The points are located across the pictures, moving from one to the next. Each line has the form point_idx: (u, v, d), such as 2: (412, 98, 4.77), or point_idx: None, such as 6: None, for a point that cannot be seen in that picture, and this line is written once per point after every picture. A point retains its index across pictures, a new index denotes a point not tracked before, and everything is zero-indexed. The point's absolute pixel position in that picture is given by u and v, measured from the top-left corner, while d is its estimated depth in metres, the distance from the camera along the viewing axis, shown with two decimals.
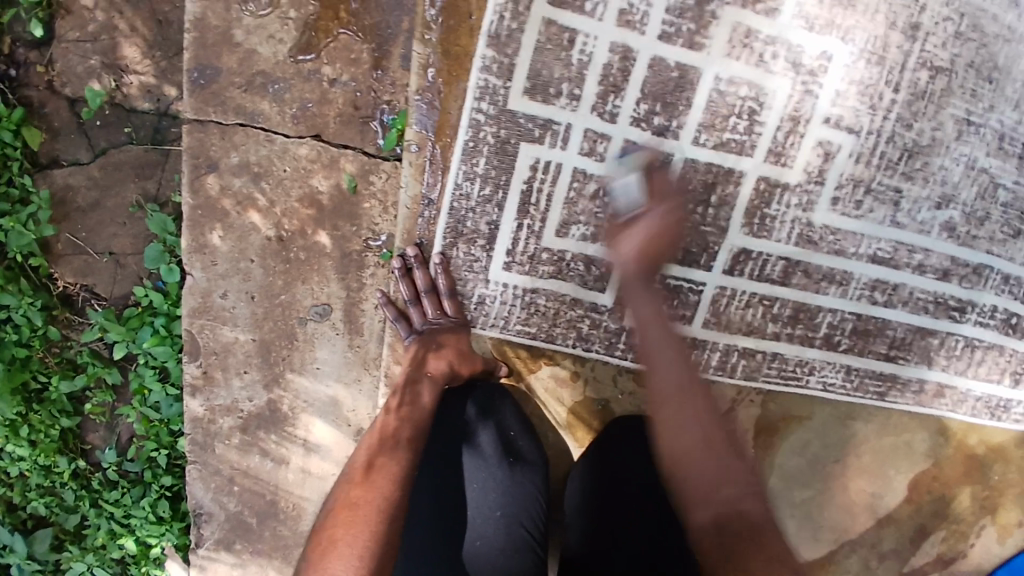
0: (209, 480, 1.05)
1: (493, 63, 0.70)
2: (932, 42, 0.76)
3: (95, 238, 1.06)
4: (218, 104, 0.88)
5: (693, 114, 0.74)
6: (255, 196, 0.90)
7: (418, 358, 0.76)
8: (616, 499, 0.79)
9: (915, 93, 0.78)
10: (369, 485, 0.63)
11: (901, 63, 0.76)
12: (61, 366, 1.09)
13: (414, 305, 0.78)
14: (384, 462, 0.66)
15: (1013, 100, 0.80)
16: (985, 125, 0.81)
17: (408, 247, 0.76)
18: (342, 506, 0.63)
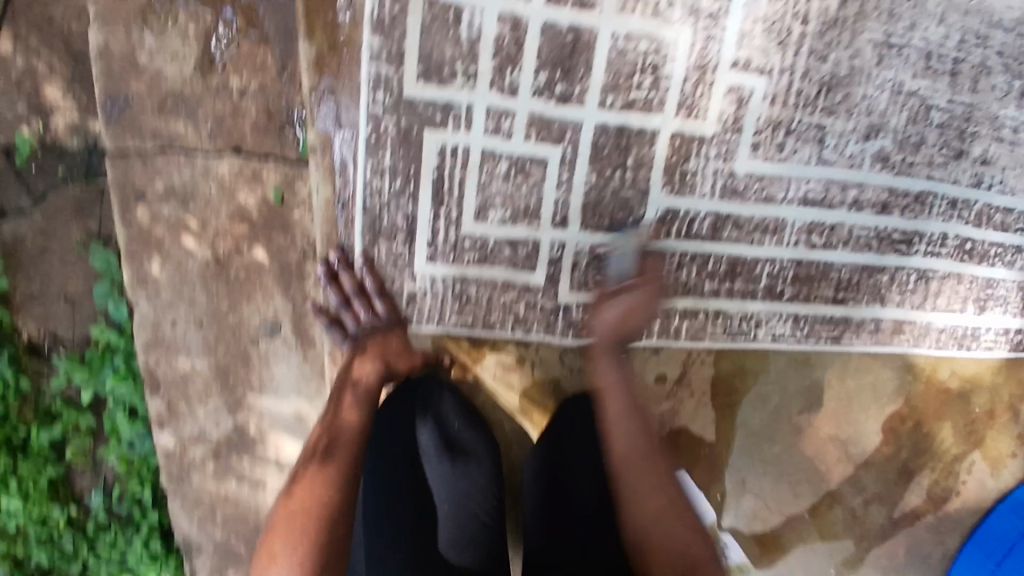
0: (192, 511, 1.06)
1: (382, 52, 0.69)
2: None
3: (48, 284, 1.06)
4: (135, 132, 0.88)
5: (595, 78, 0.72)
6: (186, 220, 0.91)
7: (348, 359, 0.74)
8: (572, 484, 0.76)
9: (826, 22, 0.75)
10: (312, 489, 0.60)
11: None
12: (38, 417, 1.10)
13: (346, 309, 0.77)
14: (328, 462, 0.63)
15: (936, 15, 0.77)
16: (908, 46, 0.77)
17: (330, 252, 0.76)
18: (286, 512, 0.60)
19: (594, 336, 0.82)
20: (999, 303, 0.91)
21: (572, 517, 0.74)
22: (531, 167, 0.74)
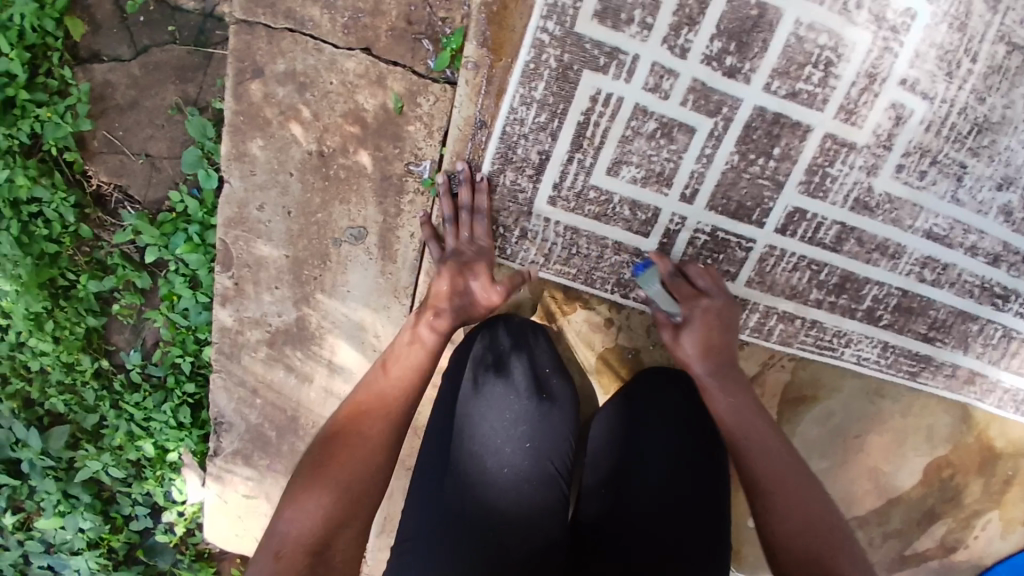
0: (232, 391, 1.08)
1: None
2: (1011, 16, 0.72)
3: (131, 139, 1.04)
4: (267, 6, 0.85)
5: (767, 60, 0.70)
6: (299, 107, 0.89)
7: (456, 287, 0.73)
8: (647, 456, 0.77)
9: (991, 67, 0.73)
10: (350, 442, 0.66)
11: (980, 33, 0.72)
12: (90, 266, 1.10)
13: (451, 225, 0.76)
14: (371, 414, 0.68)
15: None
16: None
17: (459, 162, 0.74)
18: (324, 456, 0.66)
19: None
20: None
21: (636, 489, 0.75)
22: (677, 134, 0.72)
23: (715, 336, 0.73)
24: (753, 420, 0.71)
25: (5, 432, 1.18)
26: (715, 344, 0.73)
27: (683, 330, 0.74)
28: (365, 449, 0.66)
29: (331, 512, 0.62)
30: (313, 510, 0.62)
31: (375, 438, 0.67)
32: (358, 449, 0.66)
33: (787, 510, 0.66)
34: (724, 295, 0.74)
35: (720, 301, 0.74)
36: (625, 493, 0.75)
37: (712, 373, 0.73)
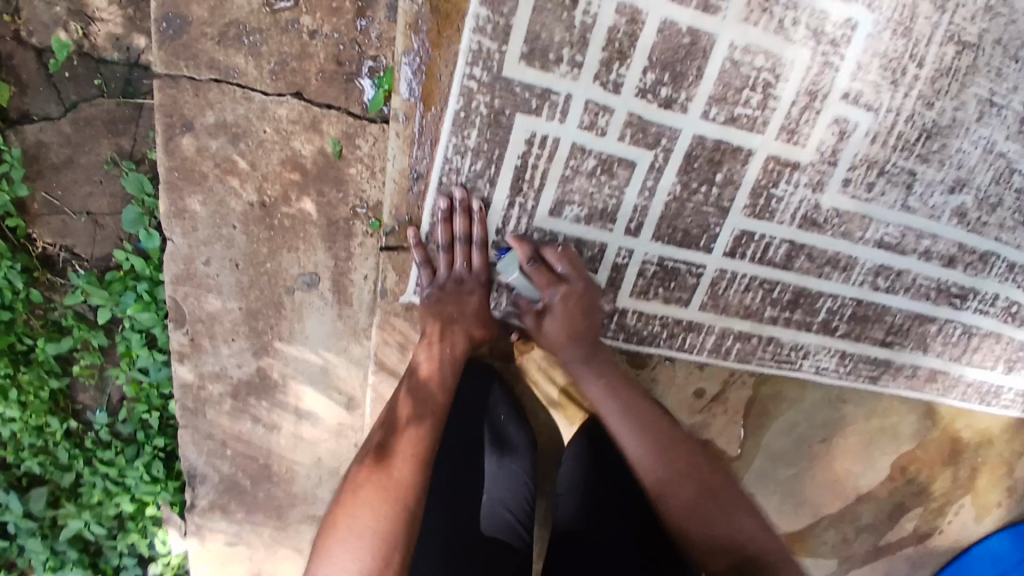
0: (201, 444, 1.06)
1: (489, 24, 0.63)
2: (960, 14, 0.69)
3: (70, 197, 1.00)
4: (190, 57, 0.80)
5: (702, 88, 0.68)
6: (234, 158, 0.85)
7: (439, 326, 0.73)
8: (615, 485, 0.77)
9: (940, 70, 0.71)
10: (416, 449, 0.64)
11: (928, 35, 0.70)
12: (46, 329, 1.07)
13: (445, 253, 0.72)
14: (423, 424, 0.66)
15: None
16: (1007, 107, 0.75)
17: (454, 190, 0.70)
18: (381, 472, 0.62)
19: (646, 345, 0.81)
20: None
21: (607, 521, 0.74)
22: (618, 169, 0.71)
23: (583, 304, 0.72)
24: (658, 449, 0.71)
25: None
26: (580, 325, 0.73)
27: (546, 314, 0.73)
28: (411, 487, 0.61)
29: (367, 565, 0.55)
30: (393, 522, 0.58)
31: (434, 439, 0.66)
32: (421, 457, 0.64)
33: (704, 521, 0.66)
34: (580, 278, 0.72)
35: (579, 285, 0.72)
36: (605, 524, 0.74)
37: (575, 349, 0.74)
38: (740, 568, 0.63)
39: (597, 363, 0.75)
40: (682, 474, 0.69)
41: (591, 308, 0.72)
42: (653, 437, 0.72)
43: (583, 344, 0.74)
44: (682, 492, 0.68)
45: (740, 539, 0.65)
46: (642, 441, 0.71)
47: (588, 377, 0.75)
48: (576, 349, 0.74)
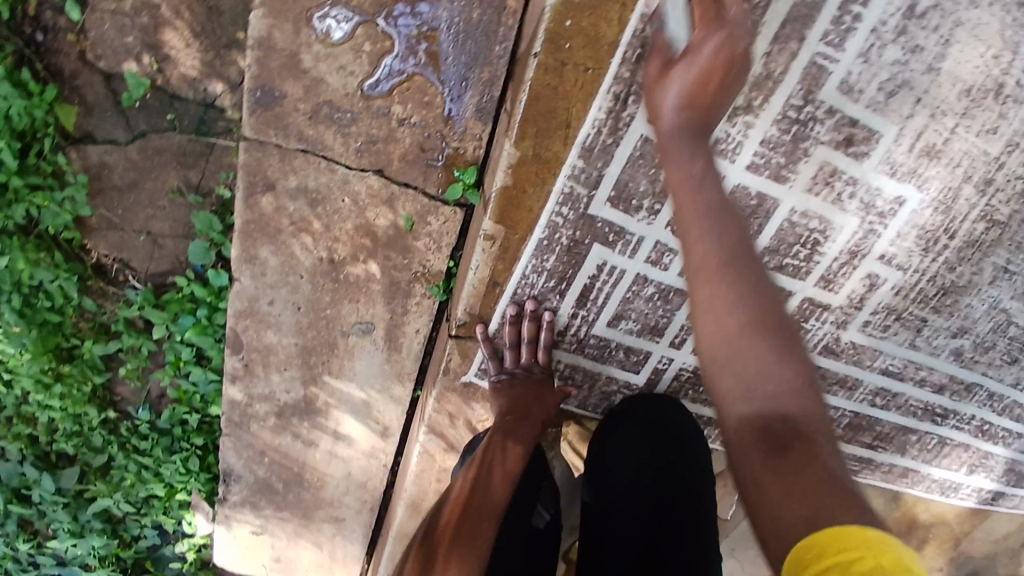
0: (241, 451, 1.16)
1: (581, 173, 0.69)
2: (998, 198, 0.78)
3: (131, 217, 1.04)
4: (280, 127, 0.84)
5: (760, 241, 0.76)
6: (309, 219, 0.91)
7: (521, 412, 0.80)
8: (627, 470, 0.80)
9: (968, 241, 0.81)
10: (463, 525, 0.70)
11: (964, 214, 0.79)
12: (93, 330, 1.13)
13: (511, 349, 0.82)
14: (472, 510, 0.72)
15: None
16: (1019, 273, 0.85)
17: (528, 302, 0.78)
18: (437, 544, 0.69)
19: None
20: (985, 469, 1.08)
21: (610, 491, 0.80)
22: (675, 297, 0.79)
23: (700, 124, 0.55)
24: (774, 334, 0.50)
25: (15, 467, 1.22)
26: (704, 99, 0.55)
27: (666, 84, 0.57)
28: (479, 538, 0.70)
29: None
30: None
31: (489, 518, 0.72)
32: (475, 529, 0.70)
33: (784, 435, 0.46)
34: (684, 222, 0.54)
35: (682, 161, 0.54)
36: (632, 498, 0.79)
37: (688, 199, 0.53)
38: (762, 424, 0.48)
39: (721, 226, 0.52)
40: (762, 377, 0.49)
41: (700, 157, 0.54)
42: (739, 257, 0.52)
43: (697, 117, 0.55)
44: (749, 428, 0.48)
45: (776, 400, 0.48)
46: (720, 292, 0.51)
47: (709, 232, 0.52)
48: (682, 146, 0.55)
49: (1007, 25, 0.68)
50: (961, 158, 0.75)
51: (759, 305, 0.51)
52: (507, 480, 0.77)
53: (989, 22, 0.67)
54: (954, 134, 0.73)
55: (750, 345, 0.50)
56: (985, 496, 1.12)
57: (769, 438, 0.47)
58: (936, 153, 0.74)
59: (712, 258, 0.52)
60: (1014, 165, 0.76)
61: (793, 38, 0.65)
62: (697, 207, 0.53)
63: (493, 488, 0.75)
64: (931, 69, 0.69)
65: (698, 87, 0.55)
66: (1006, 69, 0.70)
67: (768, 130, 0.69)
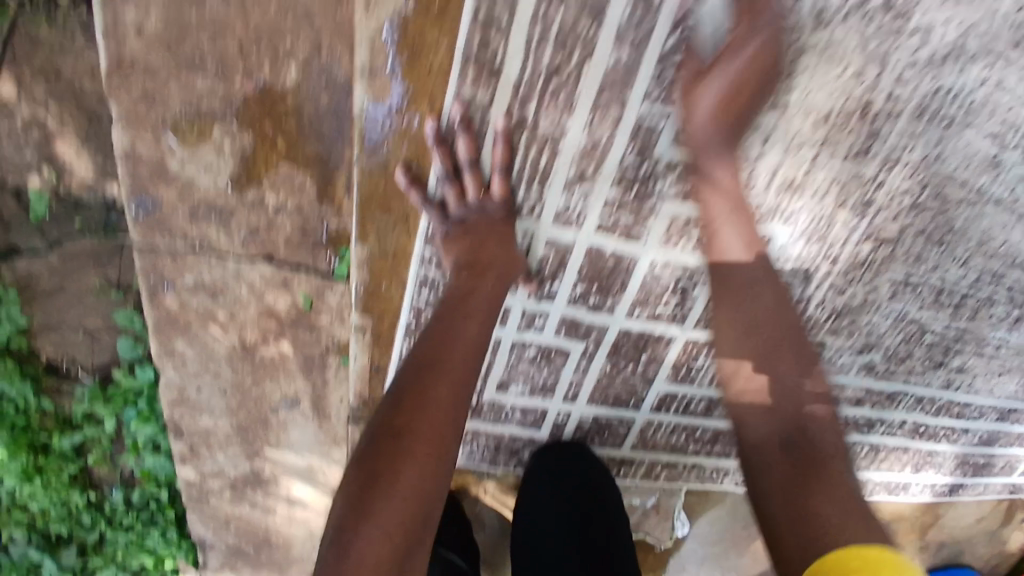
0: (207, 521, 1.21)
1: (432, 261, 0.72)
2: (882, 216, 0.75)
3: (65, 318, 1.07)
4: (164, 231, 0.86)
5: (627, 295, 0.77)
6: (214, 311, 0.94)
7: (474, 239, 0.67)
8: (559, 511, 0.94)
9: (854, 263, 0.79)
10: (426, 404, 0.59)
11: (844, 238, 0.77)
12: (59, 426, 1.18)
13: (431, 207, 0.67)
14: (415, 431, 0.58)
15: (960, 258, 0.81)
16: (923, 283, 0.83)
17: (397, 172, 0.66)
18: (366, 478, 0.56)
19: None
20: (934, 465, 1.08)
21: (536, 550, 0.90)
22: (555, 355, 0.82)
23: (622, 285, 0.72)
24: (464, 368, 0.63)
25: (20, 552, 1.27)
26: (630, 297, 0.72)
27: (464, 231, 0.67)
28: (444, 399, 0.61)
29: (418, 486, 0.56)
30: (382, 539, 0.53)
31: (440, 443, 0.59)
32: (415, 464, 0.57)
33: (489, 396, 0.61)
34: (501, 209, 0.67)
35: (617, 270, 0.72)
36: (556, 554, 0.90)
37: (721, 318, 0.67)
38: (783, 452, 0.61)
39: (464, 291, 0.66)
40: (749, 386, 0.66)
41: (490, 248, 0.67)
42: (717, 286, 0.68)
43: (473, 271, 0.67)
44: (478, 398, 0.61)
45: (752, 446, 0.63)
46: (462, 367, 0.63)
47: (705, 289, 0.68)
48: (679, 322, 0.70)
49: (867, 38, 0.61)
50: (827, 187, 0.71)
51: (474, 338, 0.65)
52: (458, 370, 0.63)
53: (842, 40, 0.61)
54: (814, 165, 0.70)
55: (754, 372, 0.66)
56: (941, 489, 1.12)
57: (796, 473, 0.59)
58: (798, 186, 0.72)
59: (513, 250, 0.68)
60: (894, 182, 0.73)
61: (613, 104, 0.61)
62: (471, 267, 0.67)
63: (467, 329, 0.65)
64: (774, 107, 0.66)
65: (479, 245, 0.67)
66: (871, 86, 0.65)
67: (610, 195, 0.68)
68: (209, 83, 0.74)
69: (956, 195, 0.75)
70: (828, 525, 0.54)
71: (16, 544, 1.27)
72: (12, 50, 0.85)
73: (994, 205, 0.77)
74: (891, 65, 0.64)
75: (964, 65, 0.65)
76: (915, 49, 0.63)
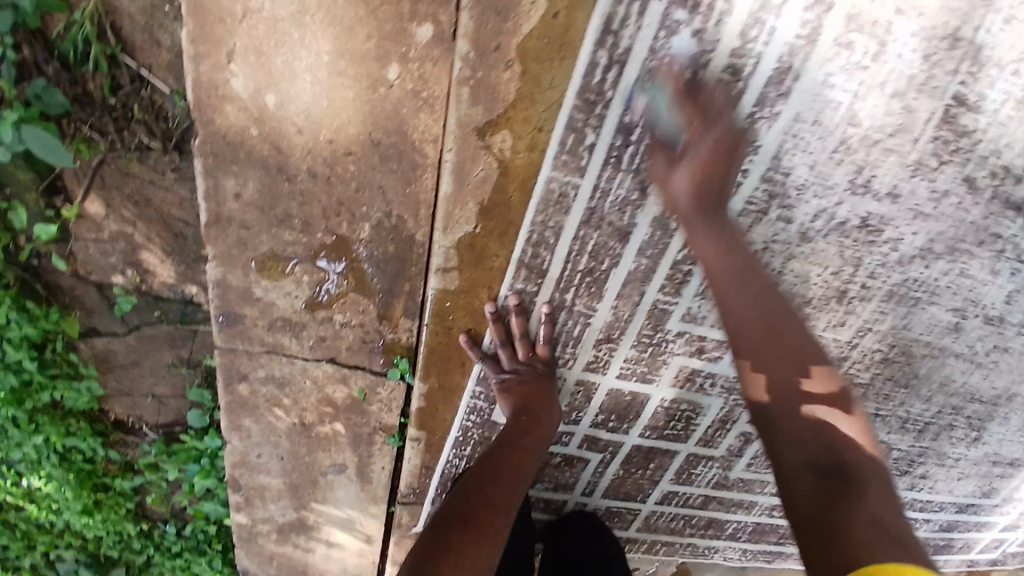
0: (254, 556, 1.37)
1: (481, 394, 0.86)
2: (856, 367, 0.90)
3: (137, 385, 1.21)
4: (244, 338, 1.01)
5: (640, 420, 0.91)
6: (280, 397, 1.09)
7: (524, 388, 0.81)
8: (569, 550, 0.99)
9: None
10: (491, 503, 0.73)
11: None
12: (121, 469, 1.31)
13: (485, 362, 0.82)
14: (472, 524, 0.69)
15: (924, 396, 0.95)
16: (890, 414, 0.97)
17: (461, 336, 0.80)
18: (431, 547, 0.66)
19: None
20: None
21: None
22: (576, 462, 0.96)
23: (718, 161, 0.62)
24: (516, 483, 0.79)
25: (78, 565, 1.44)
26: (715, 175, 0.63)
27: (513, 382, 0.81)
28: (502, 506, 0.74)
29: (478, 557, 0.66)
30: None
31: (491, 534, 0.69)
32: (471, 537, 0.68)
33: (803, 432, 0.66)
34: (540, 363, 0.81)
35: (712, 138, 0.61)
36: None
37: (700, 213, 0.65)
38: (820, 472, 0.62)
39: (523, 430, 0.81)
40: (784, 358, 0.68)
41: (536, 396, 0.81)
42: (734, 241, 0.68)
43: (524, 420, 0.81)
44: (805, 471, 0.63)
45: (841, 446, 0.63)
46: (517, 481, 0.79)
47: (710, 233, 0.67)
48: (713, 194, 0.64)
49: (845, 248, 0.77)
50: (809, 347, 0.86)
51: (527, 470, 0.81)
52: (508, 486, 0.77)
53: (825, 250, 0.77)
54: None
55: (776, 365, 0.67)
56: None
57: (826, 477, 0.61)
58: None
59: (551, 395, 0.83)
60: (867, 344, 0.87)
61: (633, 294, 0.77)
62: (521, 425, 0.81)
63: (521, 454, 0.80)
64: None
65: (530, 395, 0.81)
66: (847, 279, 0.80)
67: (628, 352, 0.83)
68: (295, 235, 0.90)
69: (921, 351, 0.90)
70: (851, 528, 0.55)
71: (71, 557, 1.43)
72: (103, 180, 0.97)
73: (956, 356, 0.91)
74: (864, 266, 0.79)
75: (929, 262, 0.80)
76: (885, 254, 0.79)
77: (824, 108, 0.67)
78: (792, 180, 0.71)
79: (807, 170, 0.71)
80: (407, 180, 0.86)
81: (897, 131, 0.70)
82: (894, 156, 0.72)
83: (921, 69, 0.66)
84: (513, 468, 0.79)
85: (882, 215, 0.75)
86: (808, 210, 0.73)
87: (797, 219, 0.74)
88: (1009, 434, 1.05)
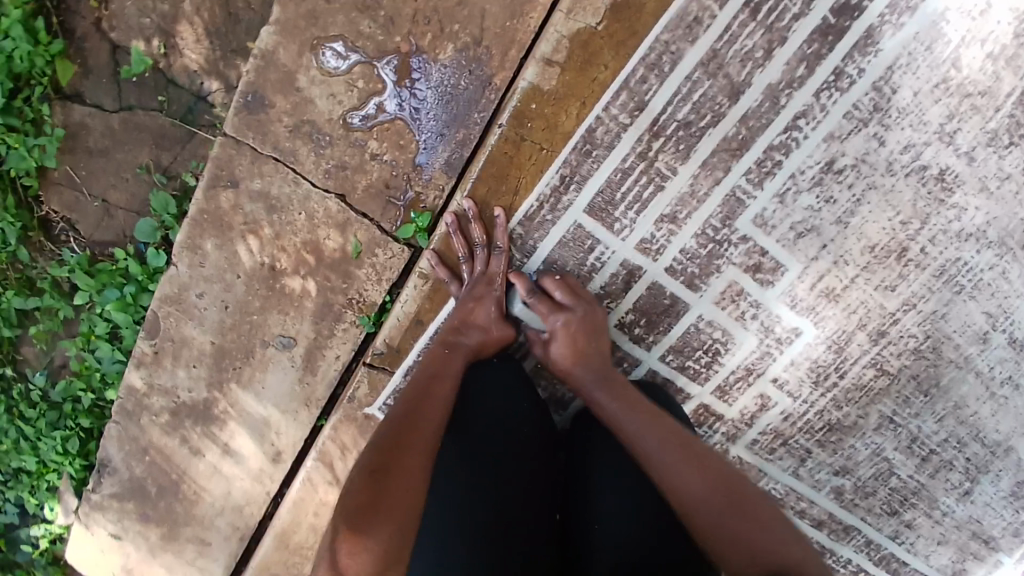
0: (125, 442, 1.08)
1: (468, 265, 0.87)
2: (889, 349, 0.84)
3: (92, 181, 1.03)
4: (259, 132, 0.90)
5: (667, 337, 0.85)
6: (261, 224, 0.94)
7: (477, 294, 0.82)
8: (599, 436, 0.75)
9: (857, 384, 0.86)
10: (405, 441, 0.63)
11: (856, 356, 0.85)
12: (19, 283, 1.06)
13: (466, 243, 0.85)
14: (401, 470, 0.60)
15: (939, 415, 0.87)
16: (904, 426, 0.88)
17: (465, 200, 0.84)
18: (357, 504, 0.57)
19: None
20: None
21: (535, 504, 0.70)
22: None
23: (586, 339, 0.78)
24: (426, 407, 0.69)
25: None
26: (587, 352, 0.78)
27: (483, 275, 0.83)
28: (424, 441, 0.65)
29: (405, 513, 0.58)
30: (382, 541, 0.55)
31: (406, 480, 0.60)
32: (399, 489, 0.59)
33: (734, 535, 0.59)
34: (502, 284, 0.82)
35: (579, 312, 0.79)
36: (560, 533, 0.72)
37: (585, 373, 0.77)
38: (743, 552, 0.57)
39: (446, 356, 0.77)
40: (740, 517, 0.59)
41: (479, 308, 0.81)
42: (632, 407, 0.73)
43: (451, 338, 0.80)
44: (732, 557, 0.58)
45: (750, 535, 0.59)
46: (437, 406, 0.70)
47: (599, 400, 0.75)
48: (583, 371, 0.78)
49: (919, 197, 0.77)
50: (857, 306, 0.82)
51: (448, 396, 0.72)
52: (426, 418, 0.67)
53: (902, 190, 0.77)
54: (853, 283, 0.81)
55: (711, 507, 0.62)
56: None
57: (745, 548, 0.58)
58: (835, 296, 0.82)
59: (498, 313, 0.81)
60: (906, 323, 0.83)
61: (718, 167, 0.78)
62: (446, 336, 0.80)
63: (440, 384, 0.73)
64: (839, 221, 0.78)
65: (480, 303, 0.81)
66: (912, 235, 0.79)
67: (688, 242, 0.81)
68: (373, 29, 0.86)
69: (949, 353, 0.84)
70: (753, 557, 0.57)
71: None
72: None
73: (975, 374, 0.85)
74: (929, 225, 0.78)
75: (980, 248, 0.79)
76: (948, 221, 0.78)
77: (935, 40, 0.72)
78: (896, 100, 0.74)
79: (911, 95, 0.74)
80: (512, 13, 0.83)
81: (986, 92, 0.74)
82: (978, 116, 0.74)
83: (1013, 42, 0.73)
84: (435, 399, 0.71)
85: (957, 174, 0.76)
86: (900, 139, 0.75)
87: (889, 145, 0.76)
88: (996, 498, 0.90)
